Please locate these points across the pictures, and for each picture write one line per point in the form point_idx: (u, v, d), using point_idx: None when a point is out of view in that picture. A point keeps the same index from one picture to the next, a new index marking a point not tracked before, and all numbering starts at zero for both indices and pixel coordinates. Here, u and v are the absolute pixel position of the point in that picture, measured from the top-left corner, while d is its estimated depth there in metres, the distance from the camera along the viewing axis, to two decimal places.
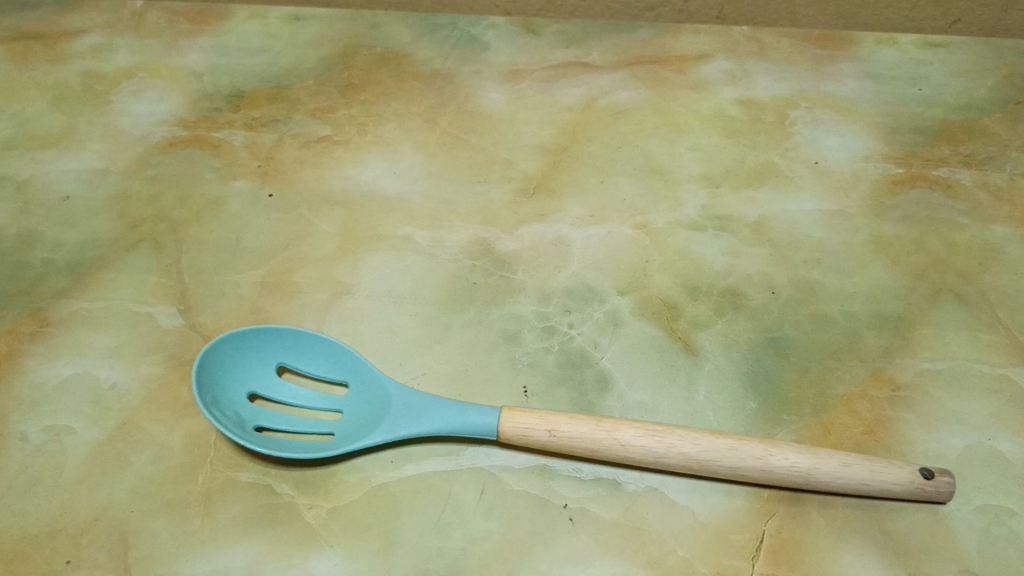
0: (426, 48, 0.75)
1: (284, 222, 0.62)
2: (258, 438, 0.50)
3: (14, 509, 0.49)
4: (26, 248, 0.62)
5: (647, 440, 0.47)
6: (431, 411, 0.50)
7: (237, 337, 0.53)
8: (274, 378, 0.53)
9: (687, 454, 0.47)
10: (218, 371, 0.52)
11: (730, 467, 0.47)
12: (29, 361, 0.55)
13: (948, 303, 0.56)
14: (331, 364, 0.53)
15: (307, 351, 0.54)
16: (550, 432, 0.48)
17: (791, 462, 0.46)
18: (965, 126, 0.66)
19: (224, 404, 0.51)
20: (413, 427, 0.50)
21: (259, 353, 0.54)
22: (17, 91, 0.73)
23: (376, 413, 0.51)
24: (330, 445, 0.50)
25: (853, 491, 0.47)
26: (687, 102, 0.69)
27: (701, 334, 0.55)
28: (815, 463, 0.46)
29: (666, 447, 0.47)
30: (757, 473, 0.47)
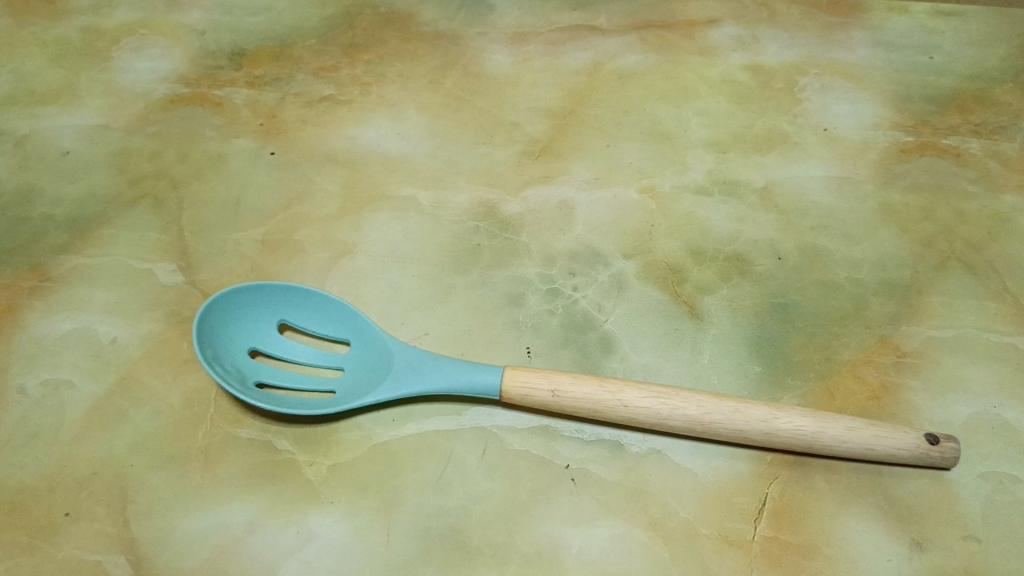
0: (432, 9, 0.74)
1: (286, 181, 0.61)
2: (259, 394, 0.50)
3: (13, 462, 0.49)
4: (25, 203, 0.61)
5: (651, 401, 0.47)
6: (434, 370, 0.50)
7: (239, 292, 0.52)
8: (275, 335, 0.53)
9: (691, 416, 0.47)
10: (219, 326, 0.52)
11: (735, 429, 0.46)
12: (28, 316, 0.55)
13: (956, 272, 0.55)
14: (333, 322, 0.53)
15: (309, 309, 0.53)
16: (553, 392, 0.48)
17: (797, 425, 0.46)
18: (976, 96, 0.65)
19: (225, 360, 0.51)
20: (415, 386, 0.49)
21: (259, 310, 0.53)
22: (16, 47, 0.72)
23: (379, 371, 0.51)
24: (332, 402, 0.50)
25: (857, 456, 0.46)
26: (696, 67, 0.68)
27: (706, 299, 0.54)
28: (820, 427, 0.46)
29: (670, 409, 0.47)
30: (762, 436, 0.46)
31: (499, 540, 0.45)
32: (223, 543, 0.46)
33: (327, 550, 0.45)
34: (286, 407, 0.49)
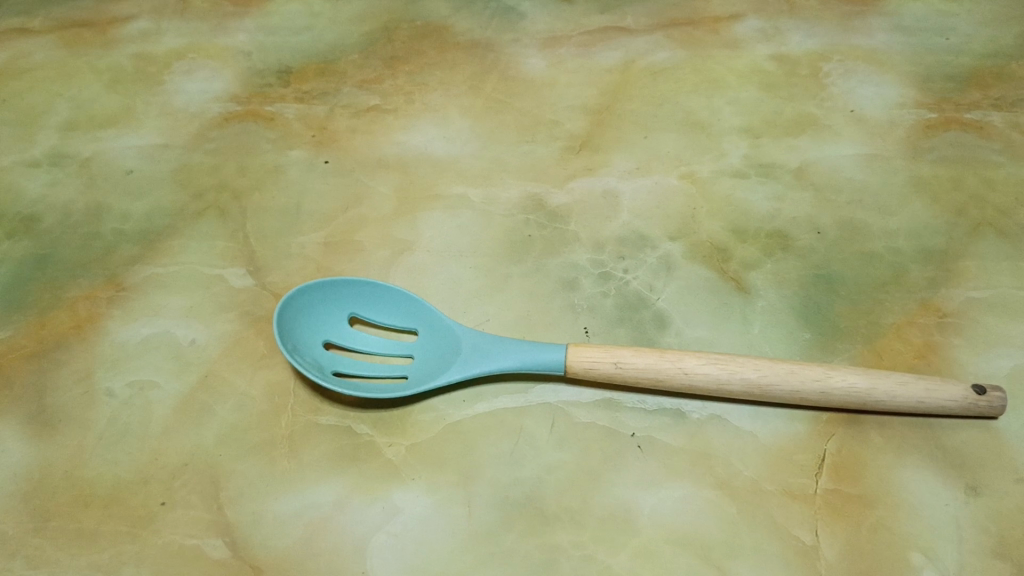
0: (465, 19, 0.77)
1: (342, 187, 0.65)
2: (337, 381, 0.53)
3: (108, 457, 0.52)
4: (96, 220, 0.64)
5: (710, 368, 0.50)
6: (500, 350, 0.52)
7: (312, 289, 0.56)
8: (346, 327, 0.56)
9: (749, 379, 0.49)
10: (295, 320, 0.55)
11: (791, 390, 0.49)
12: (109, 323, 0.58)
13: (989, 236, 0.58)
14: (400, 312, 0.56)
15: (376, 302, 0.56)
16: (616, 364, 0.50)
17: (849, 383, 0.49)
18: (994, 72, 0.68)
19: (302, 352, 0.54)
20: (484, 366, 0.52)
21: (330, 304, 0.56)
22: (73, 76, 0.75)
23: (447, 355, 0.54)
24: (406, 386, 0.53)
25: (908, 409, 0.49)
26: (723, 59, 0.71)
27: (752, 274, 0.57)
28: (872, 383, 0.49)
29: (729, 374, 0.49)
30: (817, 396, 0.49)
31: (575, 505, 0.48)
32: (314, 520, 0.48)
33: (413, 522, 0.48)
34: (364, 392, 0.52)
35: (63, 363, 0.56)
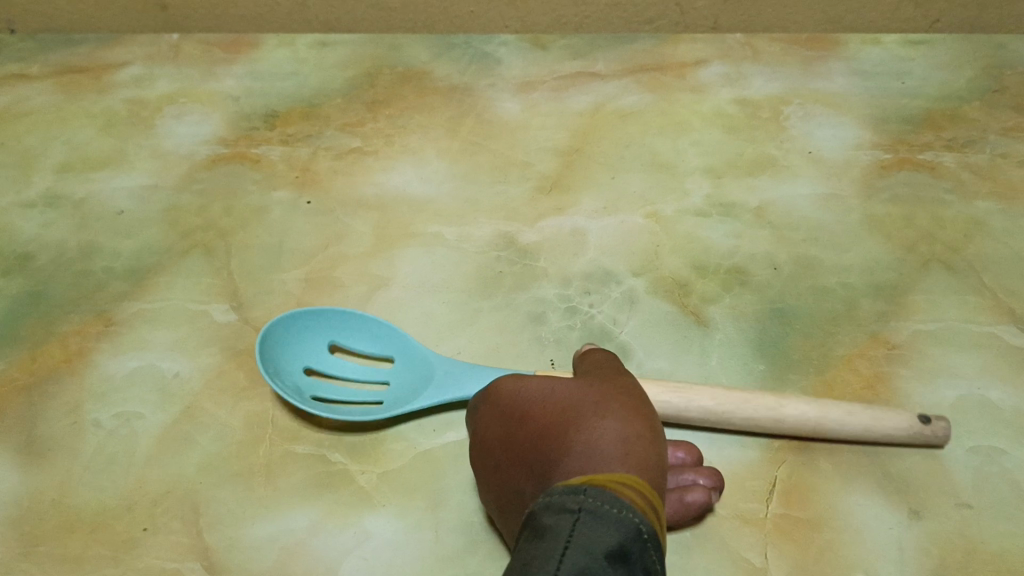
0: (444, 65, 0.81)
1: (323, 225, 0.68)
2: (313, 404, 0.56)
3: (94, 486, 0.54)
4: (87, 258, 0.67)
5: (669, 396, 0.52)
6: (473, 379, 0.55)
7: (293, 319, 0.59)
8: (327, 354, 0.59)
9: (708, 406, 0.52)
10: (279, 344, 0.58)
11: (747, 415, 0.52)
12: (97, 357, 0.61)
13: (938, 272, 0.61)
14: (380, 339, 0.59)
15: (355, 330, 0.59)
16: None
17: (803, 411, 0.51)
18: (947, 114, 0.71)
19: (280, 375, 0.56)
20: (456, 391, 0.54)
21: (313, 332, 0.59)
22: (68, 120, 0.79)
23: (422, 380, 0.56)
24: (378, 410, 0.56)
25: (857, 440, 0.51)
26: (689, 103, 0.74)
27: (711, 308, 0.60)
28: (823, 413, 0.51)
29: (688, 402, 0.52)
30: (771, 422, 0.52)
31: None
32: (289, 545, 0.51)
33: (383, 547, 0.50)
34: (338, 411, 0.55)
35: (53, 395, 0.59)
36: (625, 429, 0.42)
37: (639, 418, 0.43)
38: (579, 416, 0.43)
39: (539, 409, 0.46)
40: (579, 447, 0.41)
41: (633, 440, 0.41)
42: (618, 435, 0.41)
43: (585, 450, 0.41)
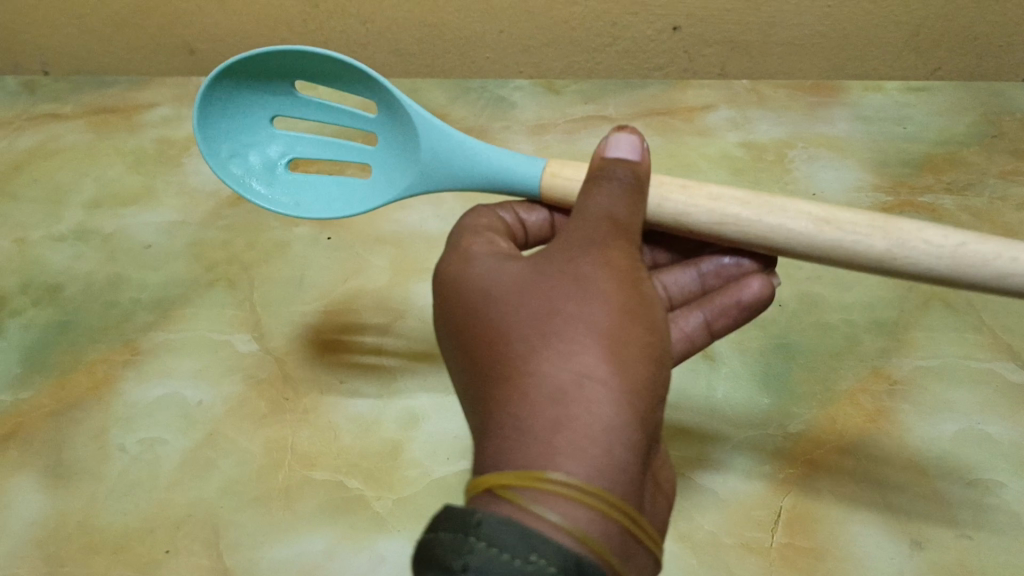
0: (461, 108, 0.83)
1: (342, 261, 0.71)
2: (278, 133, 0.55)
3: (118, 508, 0.56)
4: (115, 289, 0.70)
5: (752, 213, 0.45)
6: (456, 157, 0.50)
7: (229, 75, 0.51)
8: (289, 89, 0.53)
9: (803, 229, 0.44)
10: (228, 106, 0.53)
11: (851, 247, 0.43)
12: (123, 385, 0.63)
13: (937, 310, 0.62)
14: (351, 82, 0.51)
15: (318, 68, 0.51)
16: (656, 204, 0.46)
17: (935, 254, 0.42)
18: (947, 158, 0.74)
19: (239, 131, 0.54)
20: (444, 179, 0.51)
21: (268, 81, 0.52)
22: (99, 158, 0.82)
23: (406, 162, 0.52)
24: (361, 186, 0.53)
25: (994, 289, 0.42)
26: (697, 146, 0.77)
27: (718, 343, 0.62)
28: (946, 243, 0.42)
29: (775, 222, 0.44)
30: (887, 259, 0.43)
31: None
32: (306, 567, 0.52)
33: (397, 570, 0.52)
34: (315, 197, 0.54)
35: (81, 421, 0.61)
36: (556, 385, 0.36)
37: (584, 350, 0.37)
38: (513, 365, 0.38)
39: (486, 330, 0.41)
40: (507, 413, 0.37)
41: (562, 405, 0.36)
42: (547, 403, 0.36)
43: (510, 420, 0.36)
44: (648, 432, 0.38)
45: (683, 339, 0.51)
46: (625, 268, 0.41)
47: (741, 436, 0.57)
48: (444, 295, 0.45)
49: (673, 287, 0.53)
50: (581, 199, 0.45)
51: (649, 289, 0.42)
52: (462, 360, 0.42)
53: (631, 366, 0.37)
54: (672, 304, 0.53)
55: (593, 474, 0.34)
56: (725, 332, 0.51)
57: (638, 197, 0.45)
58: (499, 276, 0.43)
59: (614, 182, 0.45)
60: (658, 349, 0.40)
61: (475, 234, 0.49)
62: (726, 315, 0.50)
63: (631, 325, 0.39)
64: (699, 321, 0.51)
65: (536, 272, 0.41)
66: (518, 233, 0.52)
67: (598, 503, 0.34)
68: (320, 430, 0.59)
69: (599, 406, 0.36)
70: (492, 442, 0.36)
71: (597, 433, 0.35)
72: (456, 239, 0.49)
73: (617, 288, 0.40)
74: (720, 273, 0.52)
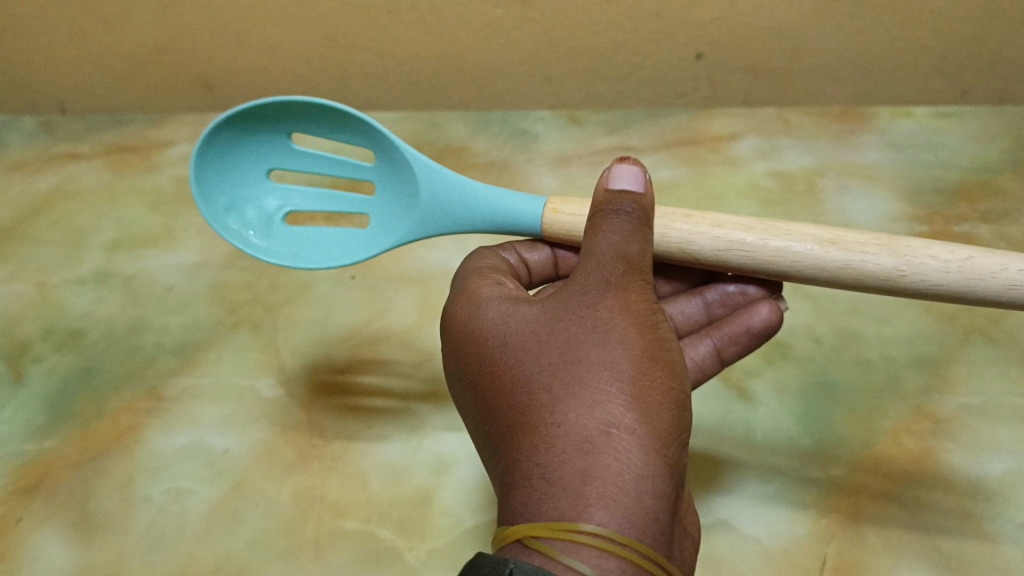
0: (482, 142, 0.83)
1: (367, 301, 0.70)
2: (274, 186, 0.53)
3: (144, 562, 0.55)
4: (137, 333, 0.69)
5: (758, 239, 0.43)
6: (458, 202, 0.49)
7: (224, 127, 0.50)
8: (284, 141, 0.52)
9: (807, 251, 0.42)
10: (222, 161, 0.52)
11: (862, 268, 0.41)
12: (148, 433, 0.62)
13: (979, 345, 0.61)
14: (344, 129, 0.51)
15: (314, 117, 0.50)
16: (661, 232, 0.44)
17: (942, 269, 0.40)
18: (981, 186, 0.72)
19: (235, 185, 0.53)
20: (447, 225, 0.50)
21: (263, 132, 0.51)
22: (119, 198, 0.81)
23: (407, 207, 0.51)
24: (361, 235, 0.52)
25: (1010, 305, 0.39)
26: (724, 177, 0.76)
27: (754, 382, 0.60)
28: (963, 263, 0.39)
29: (781, 247, 0.42)
30: (897, 278, 0.40)
31: None
32: None
33: None
34: (316, 246, 0.53)
35: (105, 471, 0.60)
36: (583, 434, 0.35)
37: (608, 397, 0.36)
38: (537, 415, 0.37)
39: (505, 377, 0.39)
40: (532, 468, 0.36)
41: (591, 456, 0.35)
42: (574, 455, 0.35)
43: (537, 473, 0.35)
44: (677, 478, 0.37)
45: (694, 369, 0.50)
46: (644, 308, 0.40)
47: (782, 479, 0.55)
48: (457, 339, 0.44)
49: (679, 317, 0.53)
50: (587, 238, 0.43)
51: (669, 329, 0.41)
52: (480, 406, 0.41)
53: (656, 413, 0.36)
54: (682, 334, 0.53)
55: (625, 526, 0.33)
56: (735, 358, 0.50)
57: (645, 231, 0.43)
58: (512, 320, 0.41)
59: (621, 215, 0.43)
60: (682, 389, 0.39)
61: (483, 277, 0.47)
62: (736, 342, 0.50)
63: (654, 368, 0.38)
64: (709, 349, 0.50)
65: (552, 315, 0.40)
66: (522, 273, 0.52)
67: (633, 555, 0.33)
68: (349, 479, 0.58)
69: (627, 455, 0.35)
70: (519, 496, 0.35)
71: (627, 483, 0.34)
72: (464, 284, 0.47)
73: (637, 329, 0.39)
74: (727, 301, 0.52)
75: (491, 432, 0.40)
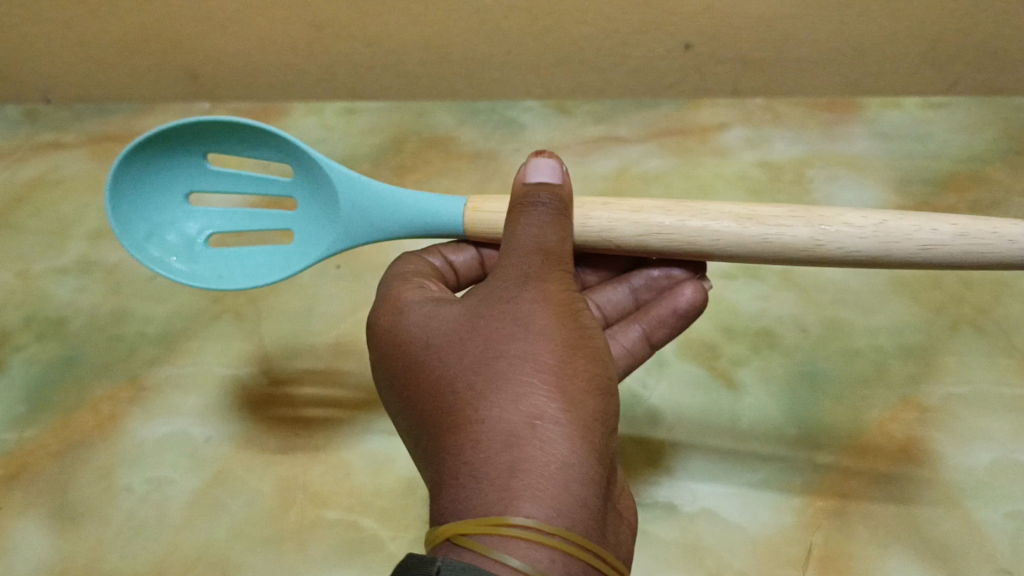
0: (469, 132, 0.82)
1: (352, 290, 0.69)
2: (194, 210, 0.53)
3: (125, 552, 0.54)
4: (120, 323, 0.68)
5: (677, 222, 0.44)
6: (379, 208, 0.49)
7: (139, 150, 0.50)
8: (202, 163, 0.52)
9: (726, 228, 0.43)
10: (140, 186, 0.52)
11: (779, 241, 0.42)
12: (129, 422, 0.61)
13: (967, 334, 0.61)
14: (261, 144, 0.51)
15: (230, 134, 0.51)
16: (581, 223, 0.45)
17: (858, 236, 0.41)
18: (970, 177, 0.72)
19: (152, 211, 0.52)
20: (370, 232, 0.50)
21: (180, 154, 0.51)
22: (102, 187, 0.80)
23: (330, 217, 0.51)
24: (285, 252, 0.52)
25: (927, 265, 0.41)
26: (712, 167, 0.76)
27: (741, 371, 0.60)
28: (876, 226, 0.41)
29: (700, 227, 0.43)
30: (815, 247, 0.42)
31: None
32: None
33: None
34: (239, 266, 0.52)
35: (85, 460, 0.59)
36: (508, 428, 0.35)
37: (530, 389, 0.36)
38: (460, 414, 0.36)
39: (430, 380, 0.39)
40: (458, 466, 0.35)
41: (516, 448, 0.34)
42: (500, 449, 0.34)
43: (464, 470, 0.34)
44: (606, 464, 0.37)
45: (625, 355, 0.51)
46: (563, 300, 0.41)
47: (768, 468, 0.55)
48: (385, 349, 0.43)
49: (607, 304, 0.54)
50: (508, 231, 0.43)
51: (590, 318, 0.41)
52: (409, 413, 0.41)
53: (579, 401, 0.36)
54: (612, 322, 0.54)
55: (553, 515, 0.33)
56: (665, 341, 0.52)
57: (565, 219, 0.43)
58: (437, 325, 0.41)
59: (540, 207, 0.43)
60: (604, 376, 0.39)
61: (405, 281, 0.48)
62: (664, 325, 0.51)
63: (576, 358, 0.38)
64: (638, 334, 0.51)
65: (475, 315, 0.40)
66: (449, 276, 0.52)
67: (561, 543, 0.33)
68: (332, 468, 0.58)
69: (553, 445, 0.35)
70: (448, 495, 0.35)
71: (554, 472, 0.34)
72: (387, 290, 0.48)
73: (557, 321, 0.39)
74: (652, 286, 0.54)
75: (421, 438, 0.39)
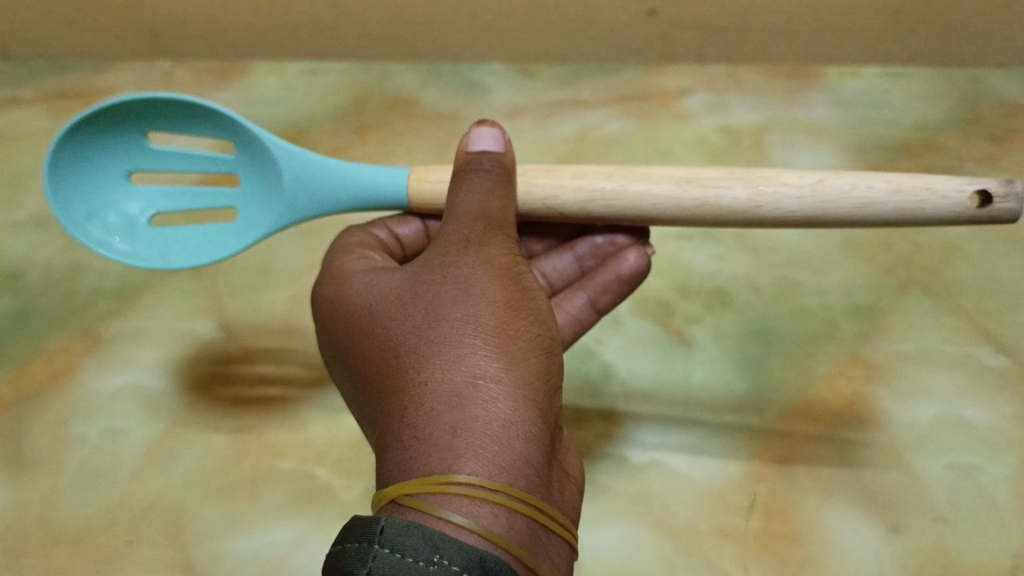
0: (432, 94, 0.82)
1: (310, 246, 0.69)
2: (136, 189, 0.53)
3: (78, 500, 0.54)
4: (75, 277, 0.67)
5: (620, 188, 0.45)
6: (322, 184, 0.49)
7: (78, 129, 0.49)
8: (142, 142, 0.52)
9: (666, 192, 0.44)
10: (79, 164, 0.51)
11: (717, 203, 0.43)
12: (83, 374, 0.61)
13: (915, 295, 0.62)
14: (204, 121, 0.51)
15: (173, 111, 0.50)
16: (524, 191, 0.46)
17: (795, 196, 0.42)
18: (924, 144, 0.74)
19: (92, 190, 0.52)
20: (314, 208, 0.50)
21: (119, 132, 0.51)
22: None
23: (273, 192, 0.51)
24: (229, 228, 0.52)
25: (862, 223, 0.42)
26: (673, 132, 0.77)
27: (694, 329, 0.61)
28: (812, 186, 0.42)
29: (642, 192, 0.44)
30: (752, 209, 0.43)
31: None
32: (272, 559, 0.51)
33: None
34: (183, 245, 0.52)
35: (38, 411, 0.59)
36: (451, 389, 0.35)
37: (473, 351, 0.36)
38: (404, 379, 0.37)
39: (375, 348, 0.39)
40: (403, 430, 0.35)
41: (459, 408, 0.34)
42: (443, 409, 0.34)
43: (408, 433, 0.34)
44: (548, 424, 0.37)
45: (572, 323, 0.53)
46: (505, 264, 0.41)
47: (716, 422, 0.56)
48: (331, 321, 0.44)
49: (552, 274, 0.55)
50: (451, 199, 0.45)
51: (532, 282, 0.42)
52: (356, 384, 0.41)
53: (520, 361, 0.37)
54: (558, 289, 0.55)
55: (496, 472, 0.33)
56: (611, 306, 0.53)
57: (508, 185, 0.45)
58: (381, 294, 0.42)
59: (481, 173, 0.45)
60: (544, 338, 0.40)
61: (348, 253, 0.49)
62: (609, 292, 0.52)
63: (516, 320, 0.39)
64: (584, 301, 0.53)
65: (417, 282, 0.41)
66: (394, 248, 0.53)
67: (505, 499, 0.33)
68: (287, 420, 0.58)
69: (494, 404, 0.35)
70: (392, 460, 0.35)
71: (496, 431, 0.34)
72: (331, 261, 0.49)
73: (497, 286, 0.40)
74: (597, 253, 0.54)
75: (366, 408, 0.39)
